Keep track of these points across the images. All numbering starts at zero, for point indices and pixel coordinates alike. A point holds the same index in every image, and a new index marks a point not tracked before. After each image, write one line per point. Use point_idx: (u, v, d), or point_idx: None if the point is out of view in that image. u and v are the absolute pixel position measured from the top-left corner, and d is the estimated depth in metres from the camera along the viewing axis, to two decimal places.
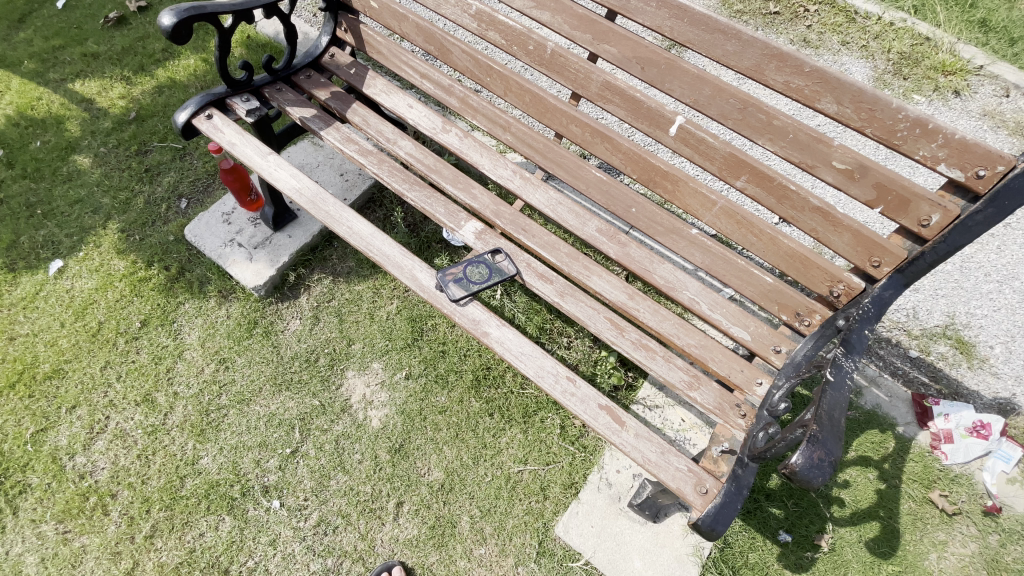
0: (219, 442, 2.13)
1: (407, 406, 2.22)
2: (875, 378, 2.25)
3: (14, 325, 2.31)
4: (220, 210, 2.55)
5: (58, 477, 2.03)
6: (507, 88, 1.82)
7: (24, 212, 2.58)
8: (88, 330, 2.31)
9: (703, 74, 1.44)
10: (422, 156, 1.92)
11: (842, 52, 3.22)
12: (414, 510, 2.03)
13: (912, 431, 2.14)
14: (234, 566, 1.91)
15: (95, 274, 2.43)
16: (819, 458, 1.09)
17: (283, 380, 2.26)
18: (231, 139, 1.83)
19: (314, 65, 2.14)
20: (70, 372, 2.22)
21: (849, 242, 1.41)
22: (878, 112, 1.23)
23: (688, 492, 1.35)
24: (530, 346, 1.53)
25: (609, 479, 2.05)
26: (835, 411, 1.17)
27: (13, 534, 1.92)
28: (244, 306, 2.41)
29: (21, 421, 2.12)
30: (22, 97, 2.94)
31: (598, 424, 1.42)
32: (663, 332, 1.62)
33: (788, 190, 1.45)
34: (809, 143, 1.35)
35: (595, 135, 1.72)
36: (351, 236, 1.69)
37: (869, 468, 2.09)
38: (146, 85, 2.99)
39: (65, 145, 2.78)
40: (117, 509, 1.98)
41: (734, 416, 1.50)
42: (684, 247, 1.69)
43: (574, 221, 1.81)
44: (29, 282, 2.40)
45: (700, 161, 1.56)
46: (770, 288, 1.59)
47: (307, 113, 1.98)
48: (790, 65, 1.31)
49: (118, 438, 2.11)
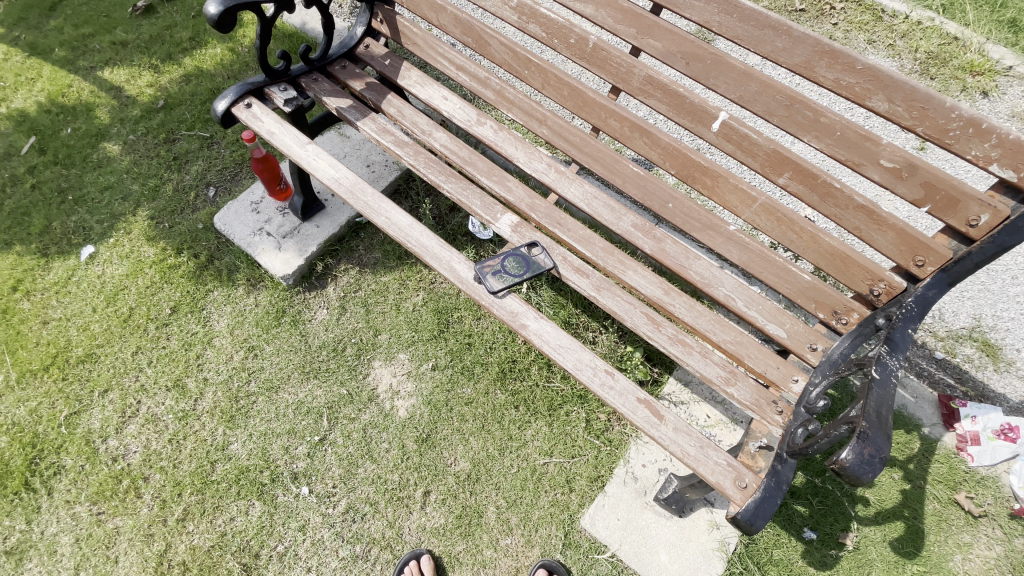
0: (249, 429, 2.15)
1: (433, 396, 2.24)
2: (901, 379, 2.25)
3: (47, 309, 2.33)
4: (249, 199, 2.56)
5: (92, 459, 2.05)
6: (545, 81, 1.81)
7: (56, 197, 2.60)
8: (120, 315, 2.33)
9: (750, 69, 1.43)
10: (456, 147, 1.92)
11: (869, 50, 3.20)
12: (441, 500, 2.05)
13: (938, 432, 2.14)
14: (264, 550, 1.94)
15: (126, 260, 2.46)
16: (870, 454, 1.09)
17: (312, 368, 2.28)
18: (271, 128, 1.84)
19: (348, 55, 2.14)
20: (103, 357, 2.25)
21: (892, 241, 1.41)
22: (930, 110, 1.22)
23: (728, 486, 1.35)
24: (568, 339, 1.53)
25: (635, 473, 2.07)
26: (883, 409, 1.17)
27: (48, 515, 1.95)
28: (272, 294, 2.43)
29: (55, 403, 2.15)
30: (52, 84, 2.96)
31: (637, 417, 1.43)
32: (699, 328, 1.63)
33: (832, 188, 1.44)
34: (856, 141, 1.35)
35: (634, 129, 1.72)
36: (389, 226, 1.70)
37: (894, 469, 2.09)
38: (174, 74, 3.01)
39: (95, 132, 2.80)
40: (150, 493, 2.01)
41: (771, 412, 1.50)
42: (721, 243, 1.69)
43: (609, 215, 1.81)
44: (61, 267, 2.43)
45: (741, 158, 1.56)
46: (808, 286, 1.60)
47: (343, 103, 1.98)
48: (841, 62, 1.30)
49: (150, 423, 2.14)
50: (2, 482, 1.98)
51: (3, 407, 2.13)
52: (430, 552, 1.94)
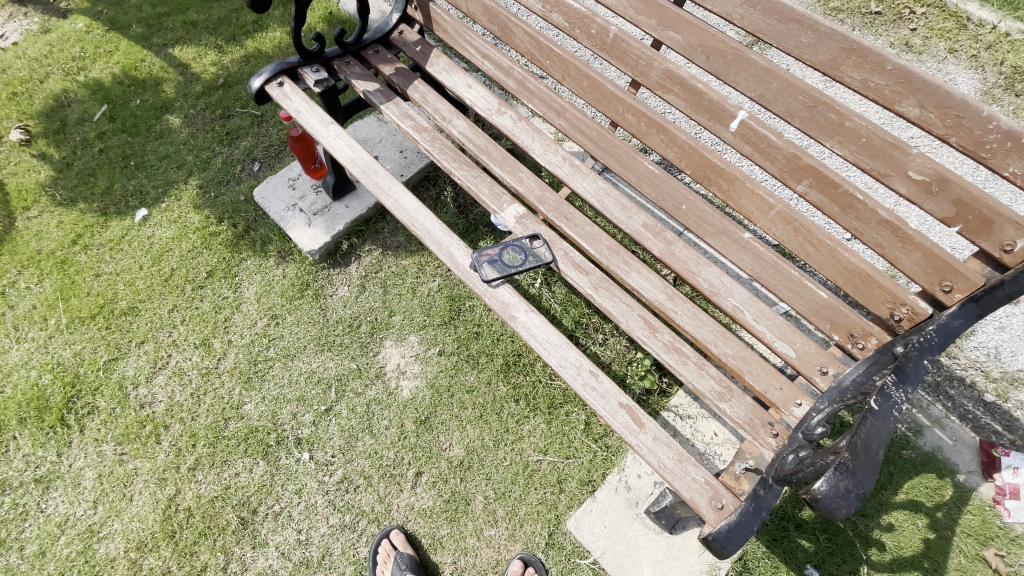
0: (262, 391, 2.27)
1: (437, 380, 2.27)
2: (940, 419, 2.04)
3: (101, 264, 2.56)
4: (287, 176, 2.69)
5: (122, 403, 2.24)
6: (565, 72, 1.80)
7: (121, 162, 2.85)
8: (162, 274, 2.52)
9: (772, 66, 1.39)
10: (474, 136, 1.93)
11: (948, 60, 2.91)
12: (431, 482, 2.07)
13: (974, 481, 1.94)
14: (262, 507, 2.04)
15: (174, 225, 2.65)
16: (846, 488, 1.01)
17: (327, 341, 2.37)
18: (298, 107, 1.95)
19: (383, 41, 2.21)
20: (143, 311, 2.44)
21: (918, 262, 1.30)
22: (965, 119, 1.15)
23: (702, 505, 1.29)
24: (556, 335, 1.52)
25: (628, 482, 2.00)
26: (874, 442, 1.08)
27: (79, 449, 2.15)
28: (298, 267, 2.54)
29: (97, 349, 2.35)
30: (129, 58, 3.23)
31: (615, 422, 1.39)
32: (699, 338, 1.55)
33: (855, 200, 1.34)
34: (883, 149, 1.25)
35: (650, 125, 1.67)
36: (396, 209, 1.75)
37: (919, 515, 1.91)
38: (236, 55, 3.21)
39: (160, 105, 3.03)
40: (168, 440, 2.17)
41: (765, 434, 1.41)
42: (734, 251, 1.60)
43: (619, 214, 1.76)
44: (117, 226, 2.65)
45: (760, 161, 1.49)
46: (824, 304, 1.47)
47: (370, 86, 2.05)
48: (869, 61, 1.26)
49: (176, 376, 2.30)
50: (42, 415, 2.20)
51: (52, 348, 2.36)
52: (401, 528, 1.99)
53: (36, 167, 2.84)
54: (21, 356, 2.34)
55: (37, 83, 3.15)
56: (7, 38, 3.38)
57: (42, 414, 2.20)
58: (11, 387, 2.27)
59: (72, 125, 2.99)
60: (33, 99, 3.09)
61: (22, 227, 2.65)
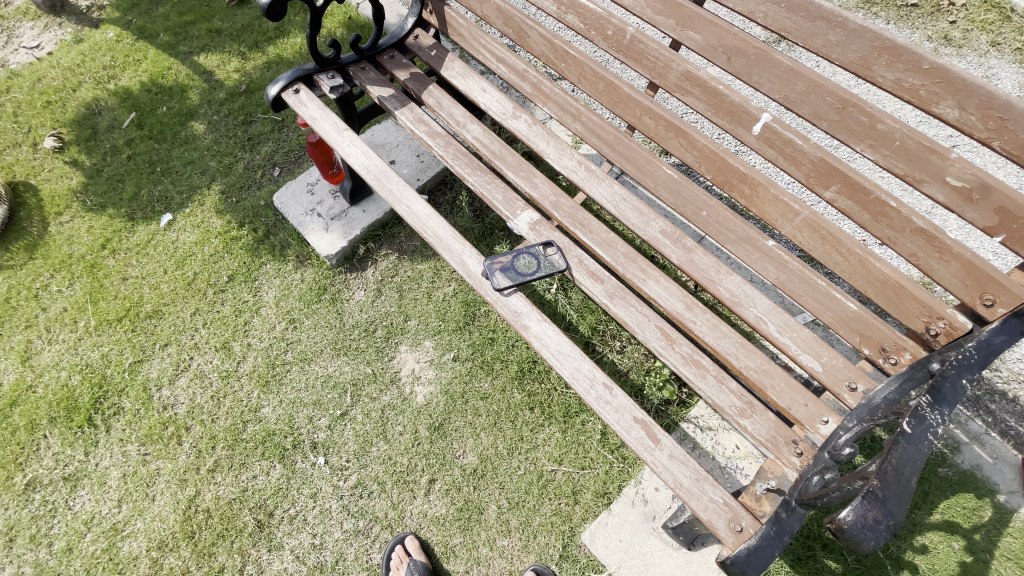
0: (280, 395, 2.29)
1: (451, 387, 2.25)
2: (979, 436, 1.93)
3: (128, 267, 2.62)
4: (306, 180, 2.72)
5: (146, 405, 2.30)
6: (581, 75, 1.77)
7: (147, 168, 2.92)
8: (185, 278, 2.58)
9: (797, 66, 1.32)
10: (488, 140, 1.91)
11: (991, 54, 2.75)
12: (444, 490, 2.06)
13: (1016, 502, 1.82)
14: (277, 511, 2.06)
15: (197, 230, 2.71)
16: (874, 519, 0.95)
17: (343, 345, 2.37)
18: (313, 114, 1.96)
19: (398, 46, 2.21)
20: (167, 315, 2.50)
21: (957, 273, 1.22)
22: (1009, 121, 1.07)
23: (720, 527, 1.23)
24: (569, 345, 1.48)
25: (645, 495, 1.95)
26: (906, 468, 1.01)
27: (104, 449, 2.21)
28: (316, 272, 2.56)
29: (123, 350, 2.42)
30: (157, 66, 3.31)
31: (630, 438, 1.35)
32: (719, 351, 1.49)
33: (887, 207, 1.27)
34: (918, 153, 1.18)
35: (669, 128, 1.62)
36: (409, 215, 1.73)
37: (955, 537, 1.80)
38: (258, 61, 3.27)
39: (185, 111, 3.10)
40: (189, 441, 2.21)
41: (788, 453, 1.34)
42: (757, 258, 1.53)
43: (636, 220, 1.71)
44: (143, 231, 2.72)
45: (785, 166, 1.43)
46: (853, 316, 1.38)
47: (386, 92, 2.05)
48: (903, 60, 1.19)
49: (197, 378, 2.35)
50: (71, 415, 2.27)
51: (80, 349, 2.43)
52: (415, 535, 1.98)
53: (68, 173, 2.94)
54: (52, 357, 2.42)
55: (69, 92, 3.26)
56: (43, 48, 3.51)
57: (70, 414, 2.27)
58: (42, 387, 2.35)
59: (102, 133, 3.08)
60: (66, 107, 3.20)
61: (54, 231, 2.74)
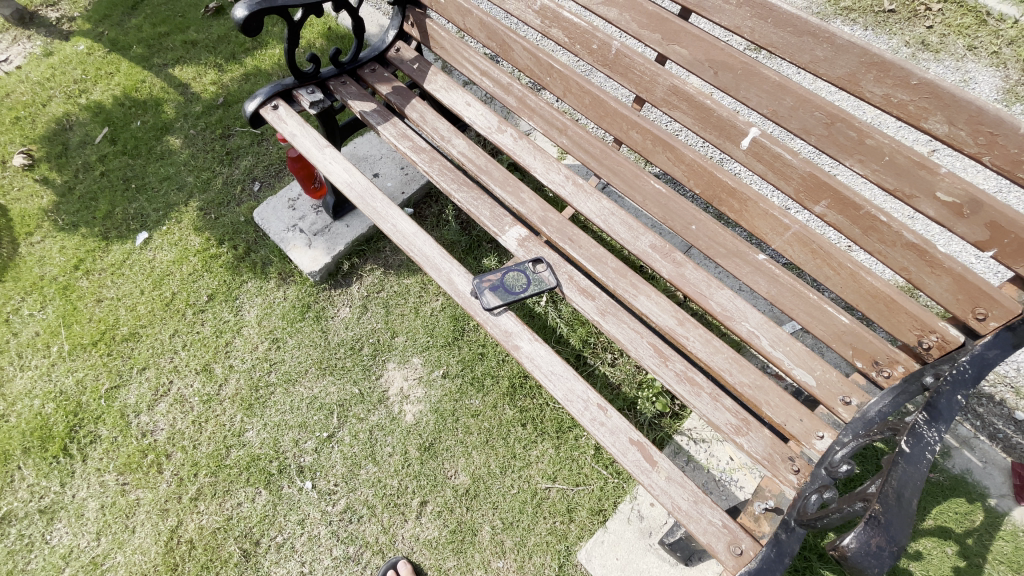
0: (264, 418, 2.22)
1: (441, 405, 2.21)
2: (968, 440, 1.94)
3: (103, 289, 2.54)
4: (287, 196, 2.65)
5: (124, 432, 2.21)
6: (566, 88, 1.74)
7: (122, 185, 2.83)
8: (163, 299, 2.50)
9: (785, 81, 1.31)
10: (474, 155, 1.87)
11: (967, 58, 2.80)
12: (436, 512, 2.01)
13: (1006, 506, 1.83)
14: (264, 539, 1.99)
15: (175, 248, 2.63)
16: (878, 545, 0.94)
17: (329, 364, 2.31)
18: (293, 130, 1.91)
19: (379, 59, 2.17)
20: (144, 337, 2.41)
21: (948, 287, 1.22)
22: (1000, 137, 1.07)
23: (720, 550, 1.21)
24: (562, 366, 1.45)
25: (641, 511, 1.92)
26: (906, 490, 0.99)
27: (81, 480, 2.12)
28: (299, 289, 2.49)
29: (99, 376, 2.33)
30: (129, 79, 3.22)
31: (626, 460, 1.32)
32: (713, 366, 1.46)
33: (877, 222, 1.27)
34: (908, 168, 1.18)
35: (656, 142, 1.60)
36: (394, 233, 1.69)
37: (948, 542, 1.81)
38: (236, 73, 3.20)
39: (161, 126, 3.02)
40: (170, 469, 2.13)
41: (785, 471, 1.32)
42: (748, 272, 1.51)
43: (626, 234, 1.69)
44: (119, 250, 2.64)
45: (774, 180, 1.42)
46: (845, 330, 1.37)
47: (367, 107, 2.01)
48: (892, 75, 1.19)
49: (178, 403, 2.27)
50: (45, 445, 2.18)
51: (54, 375, 2.33)
52: (408, 559, 1.93)
53: (39, 192, 2.84)
54: (24, 384, 2.32)
55: (39, 107, 3.15)
56: (11, 62, 3.40)
57: (44, 444, 2.18)
58: (14, 416, 2.25)
59: (74, 149, 2.98)
60: (36, 123, 3.09)
61: (24, 253, 2.64)
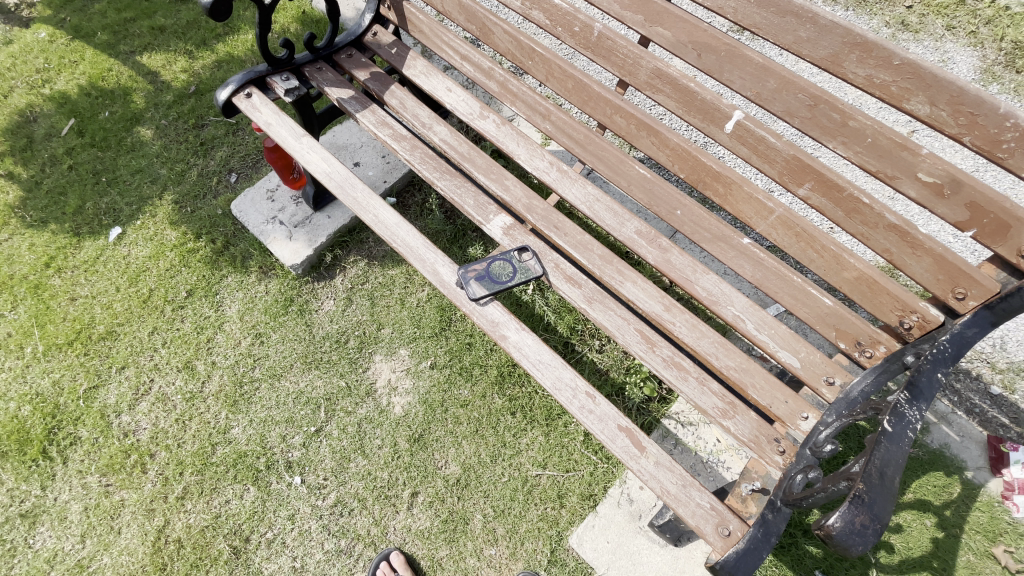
0: (250, 414, 2.19)
1: (429, 395, 2.20)
2: (946, 415, 1.99)
3: (77, 287, 2.46)
4: (266, 187, 2.59)
5: (105, 433, 2.17)
6: (549, 72, 1.71)
7: (91, 178, 2.74)
8: (139, 296, 2.43)
9: (768, 63, 1.30)
10: (456, 142, 1.84)
11: (946, 38, 2.81)
12: (428, 502, 2.01)
13: (982, 477, 1.89)
14: (254, 535, 1.98)
15: (150, 243, 2.55)
16: (863, 524, 0.95)
17: (314, 358, 2.28)
18: (268, 119, 1.85)
19: (356, 44, 2.11)
20: (122, 335, 2.35)
21: (929, 268, 1.23)
22: (980, 117, 1.08)
23: (709, 532, 1.23)
24: (549, 355, 1.45)
25: (630, 495, 1.95)
26: (888, 469, 1.01)
27: (62, 482, 2.08)
28: (281, 283, 2.44)
29: (76, 376, 2.27)
30: (95, 68, 3.09)
31: (615, 447, 1.33)
32: (699, 351, 1.47)
33: (860, 204, 1.27)
34: (890, 150, 1.18)
35: (640, 127, 1.58)
36: (376, 224, 1.66)
37: (926, 514, 1.86)
38: (207, 60, 3.09)
39: (130, 116, 2.92)
40: (154, 469, 2.09)
41: (772, 452, 1.34)
42: (733, 257, 1.51)
43: (611, 220, 1.67)
44: (91, 247, 2.55)
45: (758, 163, 1.41)
46: (828, 312, 1.39)
47: (345, 94, 1.95)
48: (874, 56, 1.18)
49: (160, 402, 2.22)
50: (23, 449, 2.12)
51: (30, 377, 2.27)
52: (400, 550, 1.93)
53: (4, 187, 2.73)
54: None
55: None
56: None
57: (22, 448, 2.13)
58: None
59: (39, 142, 2.87)
60: None
61: None
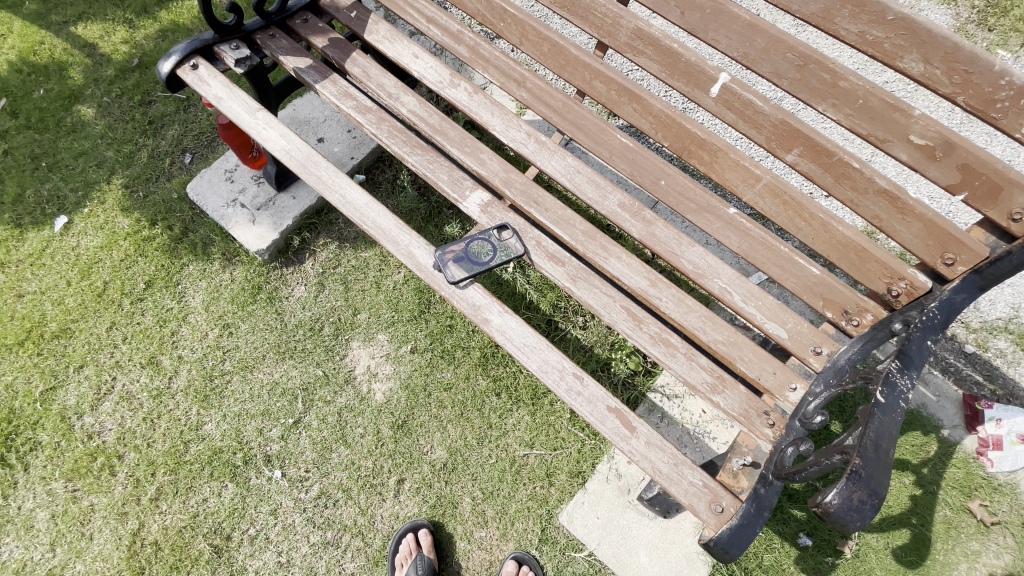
0: (223, 409, 2.09)
1: (411, 380, 2.13)
2: (923, 376, 2.03)
3: (23, 282, 2.28)
4: (224, 167, 2.42)
5: (68, 436, 2.05)
6: (523, 35, 1.60)
7: (30, 164, 2.52)
8: (94, 289, 2.27)
9: (756, 20, 1.23)
10: (426, 114, 1.72)
11: None
12: (415, 489, 1.98)
13: (958, 435, 1.94)
14: (236, 533, 1.92)
15: (101, 232, 2.38)
16: (859, 499, 0.95)
17: (288, 347, 2.19)
18: (218, 93, 1.70)
19: (312, 8, 1.95)
20: (78, 332, 2.21)
21: (918, 234, 1.20)
22: (975, 75, 1.04)
23: (701, 509, 1.21)
24: (534, 337, 1.39)
25: (619, 470, 1.94)
26: (883, 441, 1.00)
27: (25, 490, 1.96)
28: (248, 270, 2.31)
29: (31, 378, 2.13)
30: (24, 41, 2.82)
31: (605, 428, 1.29)
32: (686, 326, 1.43)
33: (850, 169, 1.23)
34: (882, 111, 1.13)
35: (621, 93, 1.50)
36: (344, 205, 1.56)
37: (905, 473, 1.91)
38: (150, 30, 2.84)
39: (68, 94, 2.68)
40: (124, 471, 1.99)
41: (761, 425, 1.33)
42: (719, 227, 1.46)
43: (593, 193, 1.60)
44: (35, 238, 2.36)
45: (744, 129, 1.35)
46: (815, 281, 1.36)
47: (302, 63, 1.80)
48: (867, 10, 1.12)
49: (125, 400, 2.11)
50: None
51: None
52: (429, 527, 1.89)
53: None
54: None
55: None
56: None
57: None
58: None
59: None
60: None
61: None
